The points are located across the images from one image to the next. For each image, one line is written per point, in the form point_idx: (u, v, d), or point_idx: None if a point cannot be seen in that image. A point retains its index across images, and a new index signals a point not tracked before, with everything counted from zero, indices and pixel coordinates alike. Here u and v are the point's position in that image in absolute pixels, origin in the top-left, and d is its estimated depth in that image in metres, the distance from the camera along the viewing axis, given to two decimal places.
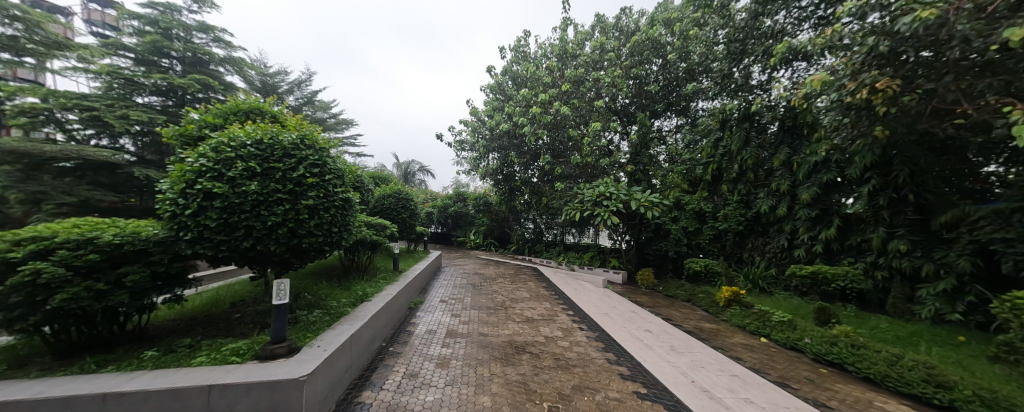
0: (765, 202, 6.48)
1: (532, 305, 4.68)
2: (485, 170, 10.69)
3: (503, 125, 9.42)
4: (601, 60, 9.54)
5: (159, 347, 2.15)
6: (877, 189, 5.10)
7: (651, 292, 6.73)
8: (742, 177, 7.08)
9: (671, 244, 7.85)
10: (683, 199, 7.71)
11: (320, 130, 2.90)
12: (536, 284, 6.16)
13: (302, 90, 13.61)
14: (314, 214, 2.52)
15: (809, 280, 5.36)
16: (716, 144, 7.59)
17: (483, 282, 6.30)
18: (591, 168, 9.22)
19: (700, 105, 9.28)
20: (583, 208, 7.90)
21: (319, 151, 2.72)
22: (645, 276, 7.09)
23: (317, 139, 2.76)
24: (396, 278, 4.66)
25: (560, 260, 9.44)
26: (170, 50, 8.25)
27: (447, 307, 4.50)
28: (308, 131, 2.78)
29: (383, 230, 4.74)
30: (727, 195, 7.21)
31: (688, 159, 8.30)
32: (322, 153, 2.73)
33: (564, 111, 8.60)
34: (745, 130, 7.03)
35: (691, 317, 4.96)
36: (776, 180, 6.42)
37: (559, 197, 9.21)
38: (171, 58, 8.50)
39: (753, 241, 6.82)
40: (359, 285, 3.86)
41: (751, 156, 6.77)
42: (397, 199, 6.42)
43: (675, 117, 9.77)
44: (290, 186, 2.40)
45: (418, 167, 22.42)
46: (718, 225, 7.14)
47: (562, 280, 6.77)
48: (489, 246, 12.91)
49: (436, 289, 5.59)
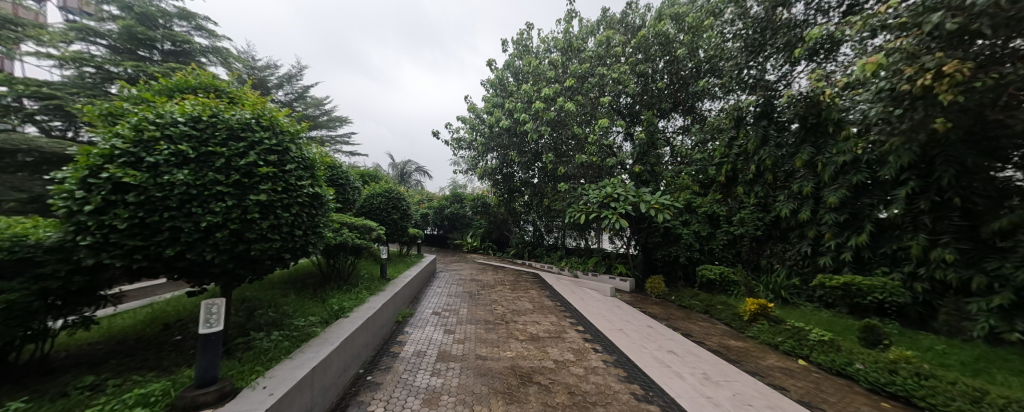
0: (786, 206, 6.02)
1: (536, 318, 4.14)
2: (483, 169, 10.20)
3: (503, 122, 8.90)
4: (606, 56, 9.11)
5: (46, 390, 1.59)
6: (916, 192, 4.64)
7: (662, 301, 6.22)
8: (759, 179, 6.63)
9: (681, 250, 7.27)
10: (694, 201, 7.24)
11: (282, 111, 2.39)
12: (539, 292, 5.61)
13: (293, 85, 13.03)
14: (268, 213, 2.00)
15: (840, 291, 4.87)
16: (730, 143, 7.17)
17: (481, 290, 5.77)
18: (595, 167, 8.66)
19: (708, 105, 8.98)
20: (588, 210, 7.37)
21: (278, 135, 2.20)
22: (655, 284, 6.57)
23: (276, 119, 2.23)
24: (382, 287, 4.09)
25: (561, 265, 8.90)
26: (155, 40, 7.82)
27: (439, 321, 3.95)
28: (267, 110, 2.26)
29: (369, 232, 4.18)
30: (744, 198, 6.74)
31: (700, 160, 7.83)
32: (283, 137, 2.22)
33: (569, 108, 8.12)
34: (762, 129, 6.59)
35: (713, 332, 4.45)
36: (797, 182, 5.96)
37: (561, 199, 8.69)
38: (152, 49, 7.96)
39: (771, 248, 6.36)
40: (336, 297, 3.29)
41: (769, 155, 6.32)
42: (388, 198, 5.89)
43: (683, 118, 9.36)
44: (234, 177, 1.87)
45: (414, 168, 21.94)
46: (733, 230, 6.70)
47: (566, 288, 6.21)
48: (486, 249, 12.35)
49: (428, 299, 5.05)
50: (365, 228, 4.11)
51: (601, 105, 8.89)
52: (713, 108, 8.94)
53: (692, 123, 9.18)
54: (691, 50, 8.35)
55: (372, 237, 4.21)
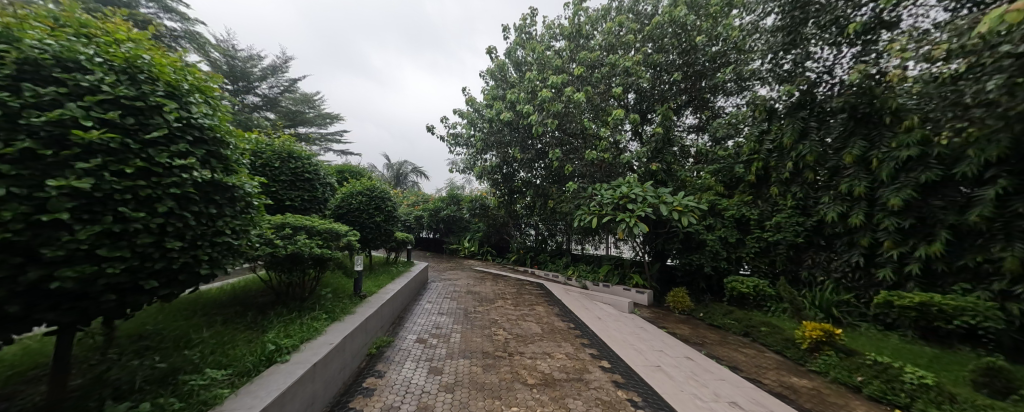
0: (833, 209, 5.19)
1: (548, 349, 3.27)
2: (482, 168, 9.36)
3: (504, 114, 8.05)
4: (615, 46, 8.34)
5: None
6: (1008, 192, 3.82)
7: (688, 318, 5.36)
8: (797, 178, 5.81)
9: (706, 258, 6.42)
10: (720, 203, 6.41)
11: (150, 51, 1.89)
12: (546, 310, 4.73)
13: (278, 78, 12.16)
14: (97, 218, 1.47)
15: (914, 312, 4.03)
16: (761, 138, 6.36)
17: (478, 306, 4.90)
18: (605, 166, 7.80)
19: (722, 103, 8.26)
20: (600, 213, 6.49)
21: (132, 88, 1.71)
22: (679, 298, 5.73)
23: (135, 61, 1.76)
24: (352, 308, 3.21)
25: (568, 274, 8.01)
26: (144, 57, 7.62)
27: (424, 355, 3.07)
28: (119, 46, 1.77)
29: (338, 241, 3.32)
30: (780, 200, 5.90)
31: (724, 158, 7.01)
32: (132, 87, 1.73)
33: (579, 98, 7.30)
34: (800, 121, 5.77)
35: (765, 364, 3.59)
36: (845, 181, 5.14)
37: (566, 201, 7.82)
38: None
39: (812, 257, 5.54)
40: (281, 328, 2.42)
41: (811, 151, 5.50)
42: (369, 197, 5.03)
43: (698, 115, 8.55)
44: (21, 142, 1.36)
45: (411, 169, 21.07)
46: (767, 236, 5.88)
47: (576, 302, 5.34)
48: (484, 254, 11.46)
49: (414, 319, 4.16)
50: (332, 235, 3.21)
51: (610, 98, 8.10)
52: (729, 105, 8.12)
53: (709, 120, 8.36)
54: (711, 38, 7.59)
55: (340, 246, 3.32)
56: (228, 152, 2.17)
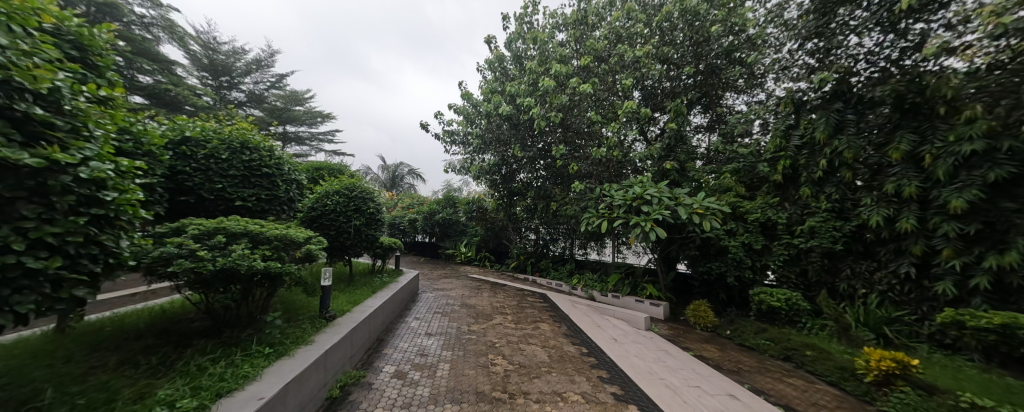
0: (878, 212, 4.57)
1: (561, 388, 2.60)
2: (479, 168, 8.70)
3: (502, 108, 7.42)
4: (623, 37, 7.74)
5: None
6: None
7: (713, 337, 4.70)
8: (832, 177, 5.20)
9: (727, 267, 5.77)
10: (743, 205, 5.78)
11: None
12: (552, 329, 4.06)
13: (263, 73, 11.52)
14: None
15: (992, 335, 3.40)
16: (788, 134, 5.75)
17: (473, 324, 4.22)
18: (612, 164, 7.16)
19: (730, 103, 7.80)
20: (611, 216, 5.85)
21: None
22: (702, 312, 5.08)
23: None
24: (311, 336, 2.53)
25: (572, 283, 7.33)
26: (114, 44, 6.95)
27: (402, 399, 2.39)
28: None
29: (294, 251, 2.63)
30: (812, 202, 5.27)
31: (745, 156, 6.36)
32: None
33: (585, 90, 6.68)
34: (835, 114, 5.17)
35: (825, 402, 2.94)
36: (892, 180, 4.52)
37: (571, 204, 7.17)
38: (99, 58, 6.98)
39: (852, 267, 4.91)
40: (194, 376, 1.75)
41: (849, 146, 4.88)
42: (348, 198, 4.37)
43: (707, 115, 7.92)
44: None
45: (407, 171, 20.40)
46: (798, 242, 5.25)
47: (585, 318, 4.67)
48: (482, 260, 10.75)
49: (395, 342, 3.48)
50: (287, 244, 2.52)
51: (617, 92, 7.50)
52: (738, 104, 7.66)
53: (720, 117, 7.73)
54: (728, 26, 7.00)
55: (299, 256, 2.64)
56: (14, 102, 1.54)
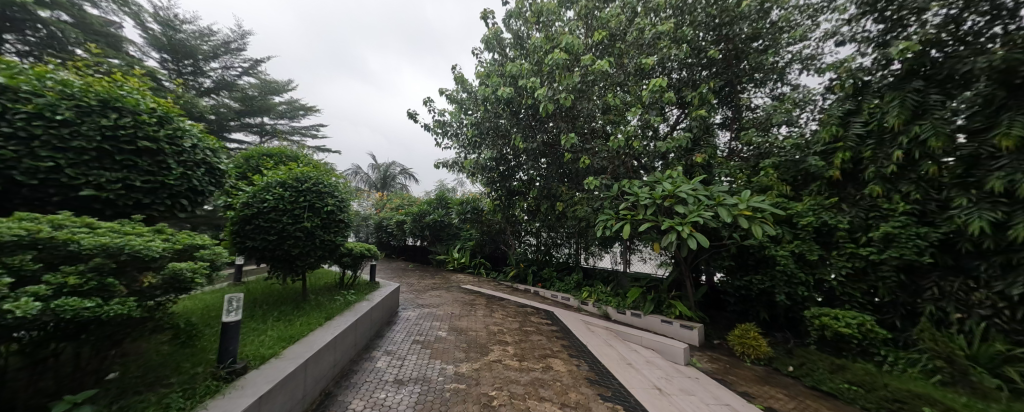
0: (981, 216, 3.56)
1: None
2: (474, 163, 7.63)
3: (502, 91, 6.37)
4: (640, 12, 6.68)
5: None
6: None
7: (770, 376, 3.67)
8: (909, 173, 4.22)
9: (774, 281, 4.77)
10: (792, 206, 4.77)
11: None
12: (572, 372, 2.97)
13: (234, 58, 10.46)
14: None
15: None
16: (847, 120, 4.76)
17: (463, 363, 3.12)
18: (629, 159, 6.12)
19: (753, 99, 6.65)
20: (634, 218, 4.79)
21: None
22: (752, 341, 4.05)
23: None
24: None
25: (581, 297, 6.28)
26: (33, 10, 5.82)
27: None
28: None
29: (141, 279, 1.81)
30: (882, 203, 4.27)
31: (787, 150, 5.35)
32: None
33: (601, 67, 5.66)
34: (912, 94, 4.18)
35: None
36: (999, 175, 3.54)
37: (581, 204, 6.11)
38: (23, 29, 6.05)
39: (939, 285, 3.92)
40: None
41: (935, 133, 3.89)
42: (299, 192, 3.28)
43: (726, 110, 6.87)
44: None
45: (399, 170, 19.22)
46: (866, 252, 4.24)
47: (609, 351, 3.61)
48: (477, 267, 9.65)
49: (345, 401, 2.38)
50: (124, 267, 1.68)
51: (634, 75, 6.52)
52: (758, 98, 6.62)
53: (741, 112, 6.69)
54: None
55: (151, 284, 1.83)
56: None
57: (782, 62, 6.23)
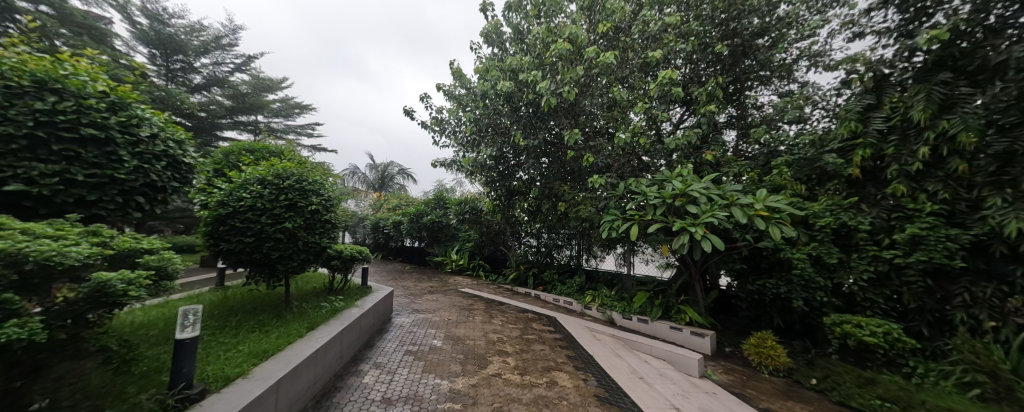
0: (1017, 217, 3.30)
1: None
2: (473, 162, 7.35)
3: (501, 86, 6.10)
4: (646, 4, 6.42)
5: None
6: None
7: (791, 389, 3.41)
8: (936, 171, 3.96)
9: (791, 286, 4.50)
10: (809, 207, 4.50)
11: None
12: (579, 389, 2.69)
13: (225, 54, 10.22)
14: None
15: None
16: (867, 115, 4.49)
17: (459, 378, 2.83)
18: (633, 157, 5.86)
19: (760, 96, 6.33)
20: (641, 219, 4.52)
21: None
22: (770, 351, 3.77)
23: None
24: None
25: (585, 301, 6.01)
26: None
27: None
28: None
29: (56, 293, 1.68)
30: (907, 203, 4.01)
31: (801, 147, 5.08)
32: None
33: (606, 61, 5.40)
34: (939, 87, 3.92)
35: None
36: None
37: (584, 204, 5.84)
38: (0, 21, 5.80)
39: (970, 291, 3.65)
40: None
41: (964, 128, 3.63)
42: (280, 190, 3.00)
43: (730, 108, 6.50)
44: None
45: (397, 170, 18.93)
46: (890, 255, 3.98)
47: (617, 362, 3.34)
48: (476, 269, 9.37)
49: None
50: (35, 282, 1.55)
51: (639, 70, 6.26)
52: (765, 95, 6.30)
53: (747, 110, 6.34)
54: None
55: (66, 294, 1.69)
56: None
57: (790, 58, 5.99)
